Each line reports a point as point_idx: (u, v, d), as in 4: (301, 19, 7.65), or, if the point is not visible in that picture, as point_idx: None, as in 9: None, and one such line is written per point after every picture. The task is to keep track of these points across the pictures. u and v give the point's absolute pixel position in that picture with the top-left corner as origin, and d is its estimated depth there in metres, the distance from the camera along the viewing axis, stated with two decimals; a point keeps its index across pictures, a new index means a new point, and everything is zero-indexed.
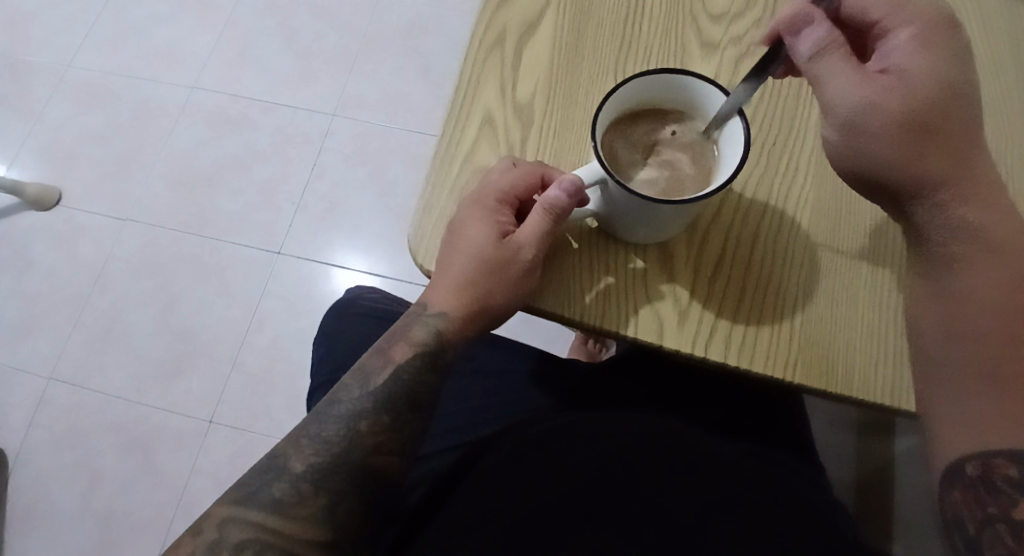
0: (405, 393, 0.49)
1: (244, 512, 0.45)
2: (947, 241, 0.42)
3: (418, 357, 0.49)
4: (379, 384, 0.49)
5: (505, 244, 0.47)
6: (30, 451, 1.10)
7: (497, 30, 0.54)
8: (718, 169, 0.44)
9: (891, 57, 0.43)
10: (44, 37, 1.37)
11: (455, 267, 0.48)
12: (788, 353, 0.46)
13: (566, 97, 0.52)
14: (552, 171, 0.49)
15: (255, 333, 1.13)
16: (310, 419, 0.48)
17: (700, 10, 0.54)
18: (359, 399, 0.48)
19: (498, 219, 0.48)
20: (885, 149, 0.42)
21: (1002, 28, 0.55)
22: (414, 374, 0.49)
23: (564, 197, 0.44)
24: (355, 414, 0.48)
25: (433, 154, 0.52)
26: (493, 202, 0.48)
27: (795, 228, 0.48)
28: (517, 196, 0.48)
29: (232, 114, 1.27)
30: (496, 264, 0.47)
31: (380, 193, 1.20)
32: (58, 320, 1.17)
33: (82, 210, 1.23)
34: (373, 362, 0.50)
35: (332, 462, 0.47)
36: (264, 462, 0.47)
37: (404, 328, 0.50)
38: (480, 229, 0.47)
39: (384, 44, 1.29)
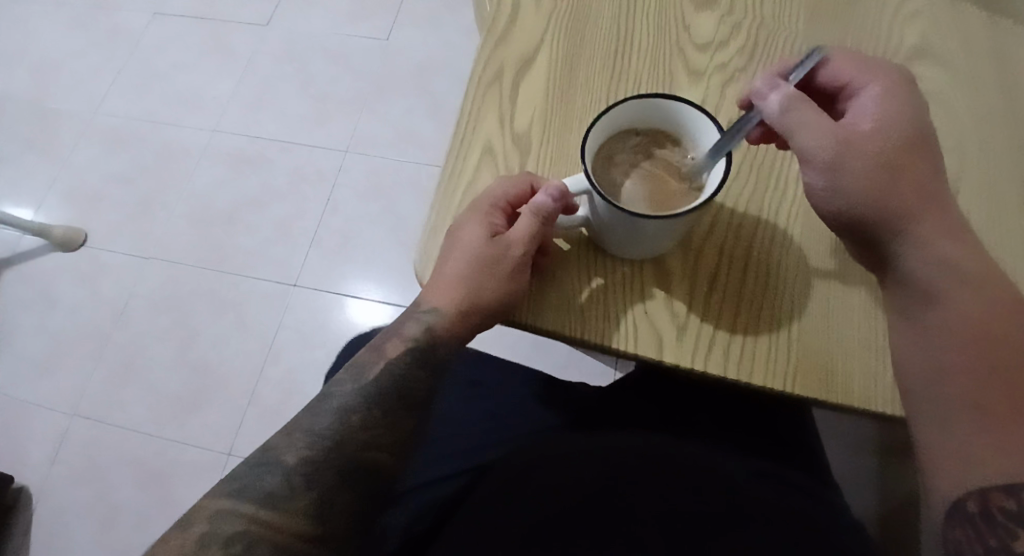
0: (395, 388, 0.51)
1: (235, 504, 0.46)
2: (929, 279, 0.43)
3: (408, 352, 0.52)
4: (371, 378, 0.51)
5: (496, 245, 0.50)
6: (48, 485, 1.12)
7: (496, 66, 0.58)
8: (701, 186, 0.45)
9: (862, 110, 0.46)
10: (69, 84, 1.44)
11: (450, 265, 0.51)
12: (786, 362, 0.47)
13: (561, 124, 0.55)
14: (539, 179, 0.51)
15: (271, 366, 1.17)
16: (304, 415, 0.51)
17: (686, 41, 0.57)
18: (350, 394, 0.51)
19: (490, 222, 0.51)
20: (864, 189, 0.43)
21: (984, 44, 0.57)
22: (403, 369, 0.52)
23: (551, 201, 0.47)
24: (346, 409, 0.50)
25: (437, 184, 0.55)
26: (486, 205, 0.51)
27: (788, 243, 0.50)
28: (507, 202, 0.51)
29: (249, 154, 1.33)
30: (486, 263, 0.50)
31: (392, 227, 1.26)
32: (80, 357, 1.20)
33: (104, 249, 1.27)
34: (366, 358, 0.53)
35: (321, 454, 0.48)
36: (255, 457, 0.49)
37: (397, 327, 0.54)
38: (472, 231, 0.50)
39: (395, 85, 1.36)
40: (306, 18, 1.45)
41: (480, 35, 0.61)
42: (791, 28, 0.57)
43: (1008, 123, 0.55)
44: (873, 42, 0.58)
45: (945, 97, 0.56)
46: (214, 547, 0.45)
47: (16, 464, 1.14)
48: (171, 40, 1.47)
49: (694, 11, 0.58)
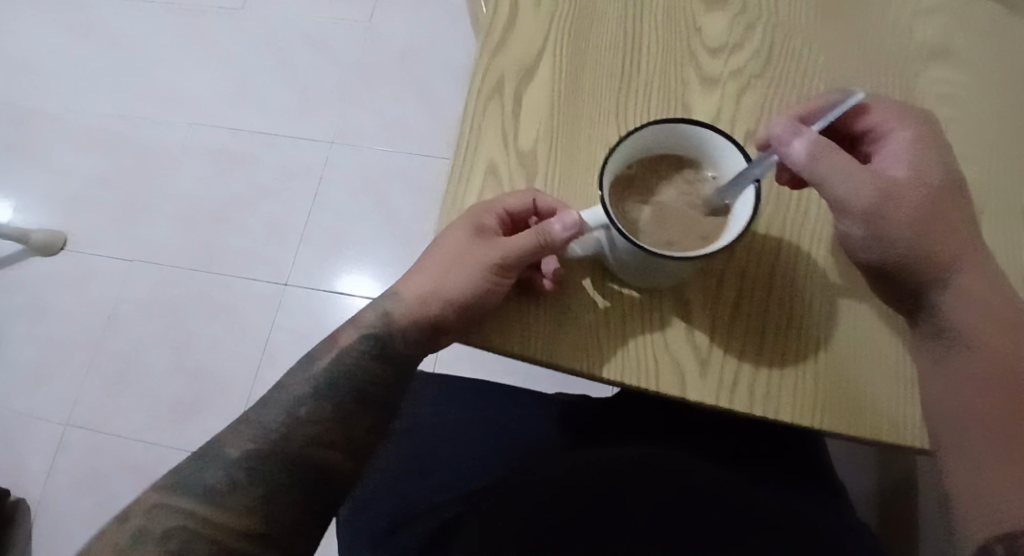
0: (349, 380, 0.50)
1: (176, 500, 0.45)
2: (963, 323, 0.43)
3: (365, 342, 0.50)
4: (324, 369, 0.50)
5: (485, 246, 0.47)
6: (48, 497, 1.11)
7: (496, 76, 0.54)
8: (727, 217, 0.42)
9: (891, 157, 0.45)
10: (41, 80, 1.38)
11: (428, 260, 0.50)
12: (813, 397, 0.45)
13: (568, 141, 0.51)
14: (544, 196, 0.48)
15: (267, 370, 1.14)
16: (255, 408, 0.49)
17: (698, 44, 0.54)
18: (302, 387, 0.49)
19: (482, 223, 0.48)
20: (901, 240, 0.42)
21: (1009, 38, 0.54)
22: (357, 360, 0.50)
23: (563, 233, 0.43)
24: (296, 401, 0.49)
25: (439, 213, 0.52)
26: (480, 206, 0.48)
27: (813, 266, 0.48)
28: (505, 210, 0.48)
29: (234, 149, 1.29)
30: (470, 264, 0.47)
31: (383, 222, 1.23)
32: (71, 367, 1.17)
33: (88, 254, 1.24)
34: (323, 347, 0.51)
35: (266, 449, 0.47)
36: (199, 452, 0.48)
37: (360, 314, 0.52)
38: (462, 230, 0.48)
39: (380, 71, 1.31)
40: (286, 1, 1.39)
41: (477, 41, 0.57)
42: (808, 25, 0.54)
43: None
44: (895, 36, 0.54)
45: (971, 96, 0.52)
46: (152, 544, 0.44)
47: (13, 478, 1.12)
48: (144, 29, 1.40)
49: (704, 10, 0.55)
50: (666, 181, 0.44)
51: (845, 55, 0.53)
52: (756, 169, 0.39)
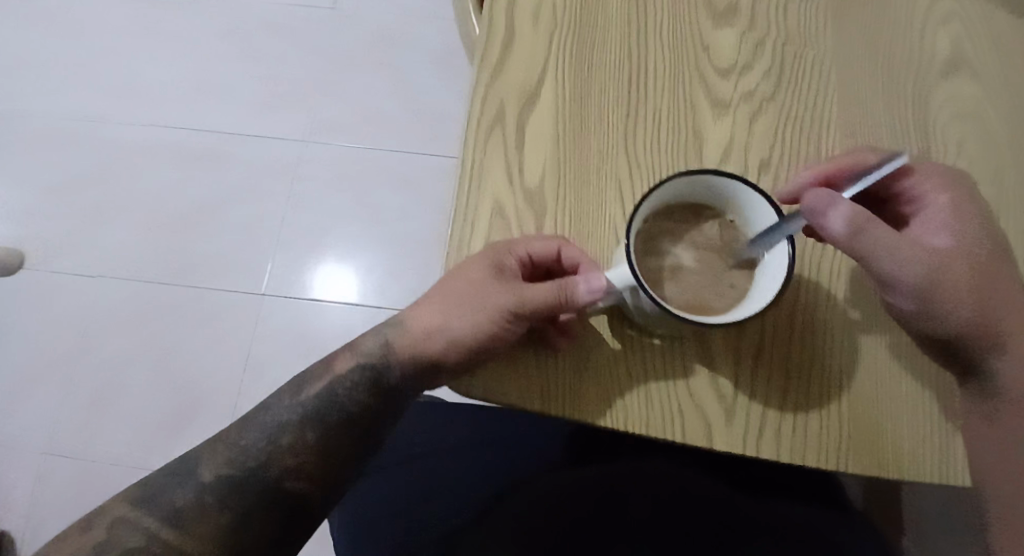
0: (336, 410, 0.48)
1: (141, 517, 0.45)
2: (1010, 387, 0.44)
3: (358, 372, 0.48)
4: (312, 395, 0.48)
5: (501, 287, 0.45)
6: (35, 530, 1.08)
7: (495, 105, 0.51)
8: (760, 269, 0.41)
9: (934, 224, 0.46)
10: None
11: (436, 291, 0.48)
12: (838, 439, 0.44)
13: (576, 177, 0.49)
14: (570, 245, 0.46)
15: (253, 383, 1.13)
16: (237, 425, 0.48)
17: (706, 64, 0.51)
18: (288, 411, 0.48)
19: (501, 262, 0.46)
20: (952, 311, 0.43)
21: (1017, 47, 0.52)
22: (348, 389, 0.48)
23: (586, 296, 0.43)
24: (279, 427, 0.47)
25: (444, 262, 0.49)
26: (501, 245, 0.46)
27: (833, 304, 0.47)
28: (527, 255, 0.46)
29: (197, 149, 1.28)
30: (481, 303, 0.45)
31: (367, 219, 1.23)
32: (39, 393, 1.14)
33: (48, 270, 1.21)
34: (315, 370, 0.49)
35: (240, 477, 0.46)
36: (173, 468, 0.47)
37: (358, 340, 0.50)
38: (482, 264, 0.46)
39: (350, 60, 1.32)
40: None
41: (471, 65, 0.53)
42: (819, 41, 0.52)
43: None
44: (906, 49, 0.52)
45: (986, 110, 0.50)
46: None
47: None
48: (91, 26, 1.37)
49: (711, 27, 0.52)
50: (689, 229, 0.42)
51: (858, 70, 0.51)
52: (786, 224, 0.37)
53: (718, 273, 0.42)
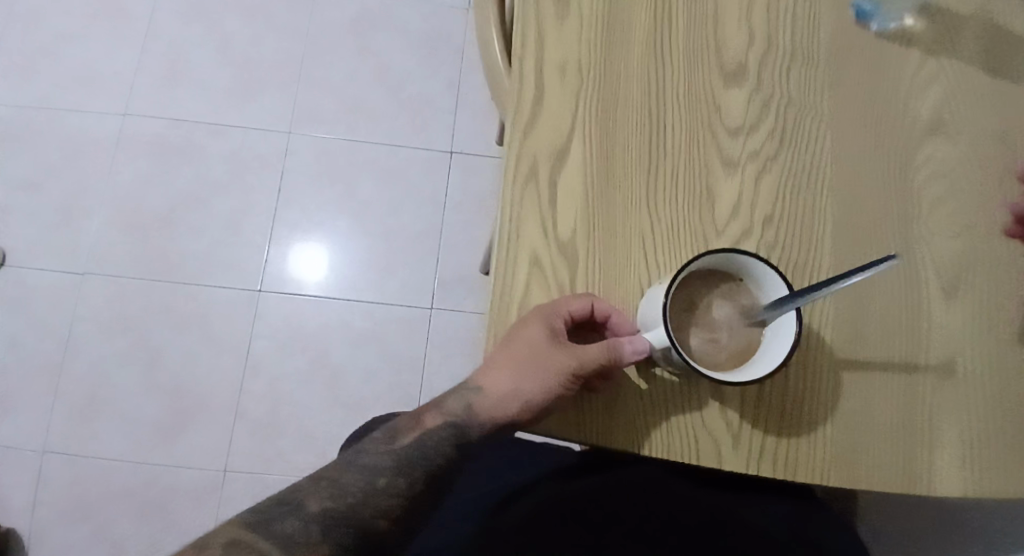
0: (423, 460, 0.55)
1: (254, 540, 0.50)
2: None
3: (447, 427, 0.57)
4: (402, 446, 0.56)
5: (559, 348, 0.52)
6: (42, 523, 1.18)
7: (528, 161, 0.56)
8: (771, 330, 0.47)
9: None
10: None
11: (501, 355, 0.55)
12: (824, 460, 0.52)
13: (605, 230, 0.54)
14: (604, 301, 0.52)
15: (251, 381, 1.23)
16: (338, 466, 0.55)
17: (718, 123, 0.57)
18: (383, 458, 0.55)
19: (553, 326, 0.52)
20: None
21: (986, 105, 0.60)
22: (434, 442, 0.56)
23: (630, 355, 0.49)
24: (376, 471, 0.54)
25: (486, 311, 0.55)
26: (550, 308, 0.52)
27: (823, 343, 0.54)
28: (574, 315, 0.52)
29: (173, 141, 1.32)
30: (547, 367, 0.52)
31: (353, 214, 1.30)
32: (35, 393, 1.23)
33: (30, 269, 1.27)
34: (407, 423, 0.57)
35: (343, 511, 0.52)
36: (282, 497, 0.53)
37: (444, 399, 0.58)
38: (538, 328, 0.52)
39: (329, 47, 1.37)
40: None
41: (504, 120, 0.58)
42: (816, 103, 0.58)
43: (1008, 188, 0.58)
44: (891, 109, 0.58)
45: (955, 164, 0.58)
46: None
47: None
48: (52, 11, 1.38)
49: (722, 87, 0.58)
50: (716, 295, 0.48)
51: (850, 135, 0.57)
52: (794, 300, 0.44)
53: (740, 331, 0.48)
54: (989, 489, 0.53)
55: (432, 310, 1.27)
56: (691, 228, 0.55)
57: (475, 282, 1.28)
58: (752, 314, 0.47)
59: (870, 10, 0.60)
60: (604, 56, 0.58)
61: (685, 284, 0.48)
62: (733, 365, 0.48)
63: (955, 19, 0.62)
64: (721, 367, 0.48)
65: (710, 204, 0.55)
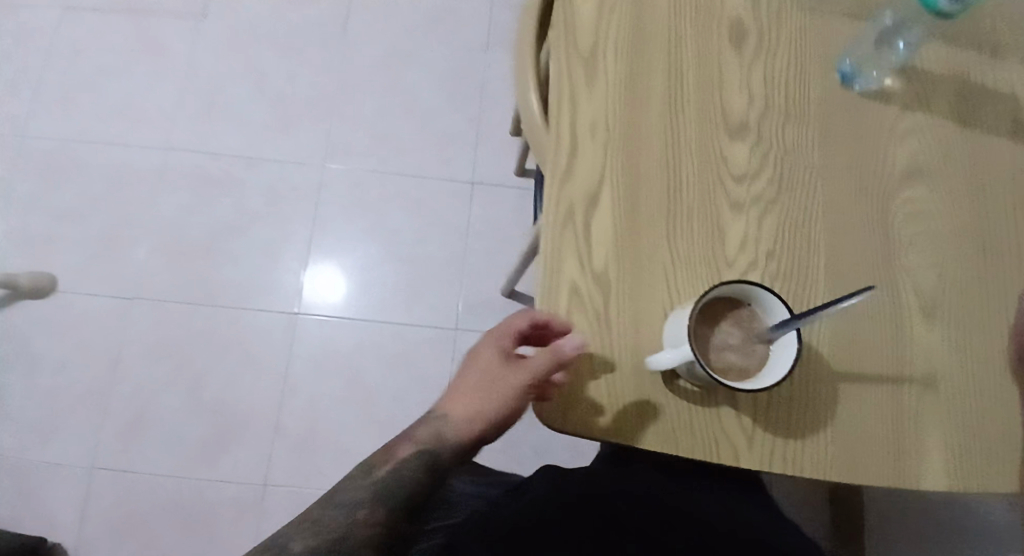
0: (400, 487, 0.65)
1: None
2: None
3: (419, 453, 0.67)
4: (379, 477, 0.65)
5: (506, 366, 0.67)
6: (91, 535, 1.26)
7: (566, 205, 0.66)
8: (775, 347, 0.57)
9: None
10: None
11: (466, 379, 0.69)
12: (825, 459, 0.61)
13: (632, 263, 0.64)
14: (542, 314, 0.63)
15: (289, 398, 1.32)
16: (319, 506, 0.64)
17: (726, 172, 0.67)
18: (362, 493, 0.64)
19: (502, 347, 0.67)
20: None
21: (957, 151, 0.70)
22: (410, 467, 0.66)
23: (568, 351, 0.60)
24: (356, 505, 0.63)
25: (530, 333, 0.64)
26: (496, 335, 0.67)
27: (822, 359, 0.63)
28: (516, 335, 0.66)
29: (216, 174, 1.42)
30: (500, 381, 0.67)
31: (383, 241, 1.40)
32: (84, 411, 1.31)
33: (79, 293, 1.35)
34: (382, 457, 0.67)
35: (328, 544, 0.61)
36: (270, 542, 0.61)
37: (415, 429, 0.69)
38: (490, 350, 0.68)
39: (360, 87, 1.48)
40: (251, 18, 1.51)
41: (543, 170, 0.68)
42: (808, 154, 0.68)
43: (977, 223, 0.68)
44: (873, 157, 0.69)
45: (931, 204, 0.68)
46: None
47: (49, 524, 1.26)
48: (97, 51, 1.48)
49: (729, 141, 0.68)
50: (727, 319, 0.58)
51: (838, 181, 0.68)
52: (797, 320, 0.53)
53: (749, 348, 0.58)
54: (970, 483, 0.62)
55: (457, 331, 1.36)
56: (707, 260, 0.65)
57: (497, 303, 1.39)
58: (760, 333, 0.57)
59: (851, 72, 0.70)
60: (628, 115, 0.68)
61: (702, 310, 0.58)
62: (747, 378, 0.57)
63: (931, 80, 0.72)
64: (737, 379, 0.57)
65: (721, 240, 0.65)
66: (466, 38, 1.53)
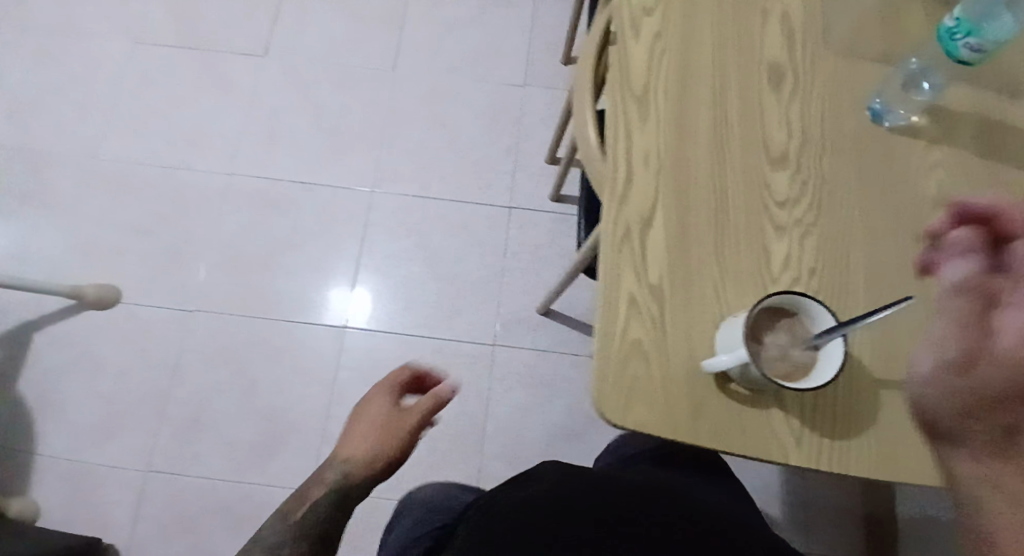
0: (314, 522, 0.82)
1: None
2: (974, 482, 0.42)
3: (327, 493, 0.84)
4: (297, 516, 0.82)
5: (394, 410, 0.88)
6: (144, 534, 1.32)
7: (624, 225, 0.73)
8: (821, 353, 0.64)
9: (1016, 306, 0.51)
10: (70, 140, 1.54)
11: (360, 425, 0.87)
12: (868, 458, 0.67)
13: (685, 277, 0.71)
14: (420, 369, 0.93)
15: (336, 407, 1.39)
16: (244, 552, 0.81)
17: (768, 197, 0.75)
18: (283, 533, 0.81)
19: (390, 396, 0.89)
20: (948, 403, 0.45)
21: (980, 181, 0.77)
22: (324, 505, 0.83)
23: (444, 394, 0.84)
24: (278, 545, 0.81)
25: (593, 338, 0.71)
26: (387, 385, 0.90)
27: (864, 367, 0.70)
28: (399, 384, 0.91)
29: (274, 196, 1.51)
30: (391, 423, 0.86)
31: (427, 261, 1.48)
32: (143, 415, 1.38)
33: (141, 304, 1.43)
34: (296, 501, 0.84)
35: None
36: None
37: (321, 473, 0.86)
38: (382, 401, 0.89)
39: (409, 118, 1.58)
40: (309, 53, 1.62)
41: (602, 194, 0.75)
42: (842, 182, 0.76)
43: None
44: (902, 186, 0.76)
45: None
46: None
47: (106, 522, 1.33)
48: (164, 81, 1.58)
49: (771, 170, 0.76)
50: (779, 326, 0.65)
51: (870, 207, 0.75)
52: (840, 328, 0.60)
53: (798, 353, 0.64)
54: None
55: (495, 346, 1.43)
56: (754, 277, 0.72)
57: (534, 322, 1.45)
58: (807, 340, 0.64)
59: (881, 110, 0.78)
60: (679, 145, 0.76)
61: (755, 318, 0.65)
62: (796, 380, 0.64)
63: (955, 117, 0.79)
64: (787, 381, 0.64)
65: (766, 258, 0.72)
66: (508, 73, 1.62)
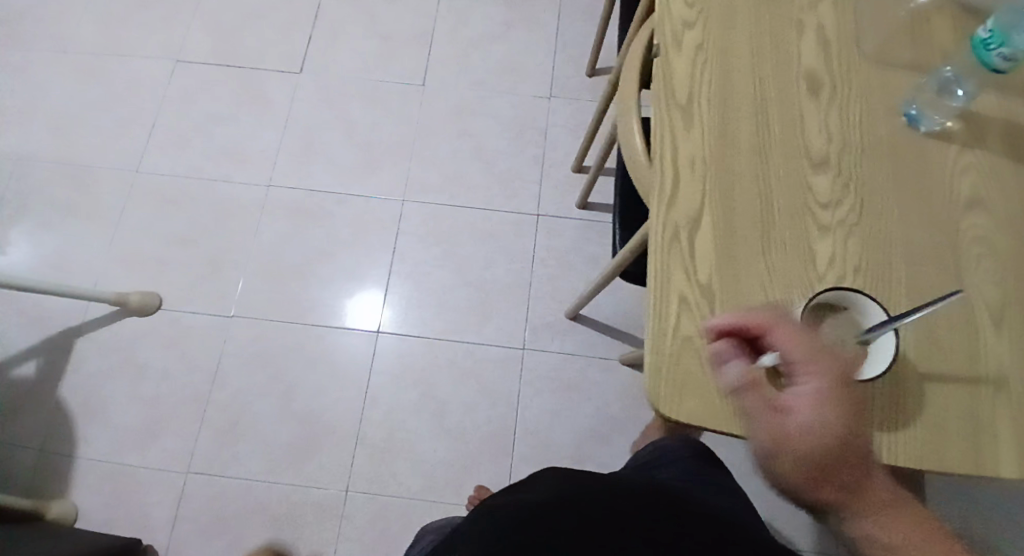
0: None
1: None
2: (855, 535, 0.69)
3: None
4: None
5: None
6: (183, 535, 1.34)
7: (672, 226, 0.77)
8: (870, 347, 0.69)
9: (797, 402, 0.67)
10: (112, 154, 1.59)
11: None
12: (915, 450, 0.70)
13: (734, 276, 0.75)
14: None
15: (370, 410, 1.42)
16: None
17: (812, 200, 0.78)
18: None
19: None
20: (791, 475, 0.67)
21: (1012, 184, 0.80)
22: None
23: None
24: None
25: (646, 334, 0.74)
26: None
27: (908, 363, 0.73)
28: None
29: (310, 207, 1.55)
30: None
31: (458, 268, 1.52)
32: (183, 419, 1.41)
33: (182, 311, 1.47)
34: None
35: None
36: None
37: None
38: None
39: (439, 131, 1.62)
40: (342, 70, 1.67)
41: (651, 196, 0.79)
42: (881, 185, 0.79)
43: None
44: (937, 189, 0.79)
45: (991, 228, 0.78)
46: None
47: (145, 524, 1.35)
48: (202, 97, 1.63)
49: (813, 173, 0.79)
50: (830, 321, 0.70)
51: (908, 209, 0.78)
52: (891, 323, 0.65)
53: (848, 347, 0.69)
54: None
55: (524, 351, 1.46)
56: (800, 275, 0.75)
57: (562, 327, 1.49)
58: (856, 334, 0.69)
59: (917, 116, 0.82)
60: (723, 150, 0.80)
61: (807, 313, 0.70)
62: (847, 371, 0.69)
63: (986, 123, 0.82)
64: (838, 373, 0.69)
65: (810, 257, 0.76)
66: (533, 87, 1.67)
